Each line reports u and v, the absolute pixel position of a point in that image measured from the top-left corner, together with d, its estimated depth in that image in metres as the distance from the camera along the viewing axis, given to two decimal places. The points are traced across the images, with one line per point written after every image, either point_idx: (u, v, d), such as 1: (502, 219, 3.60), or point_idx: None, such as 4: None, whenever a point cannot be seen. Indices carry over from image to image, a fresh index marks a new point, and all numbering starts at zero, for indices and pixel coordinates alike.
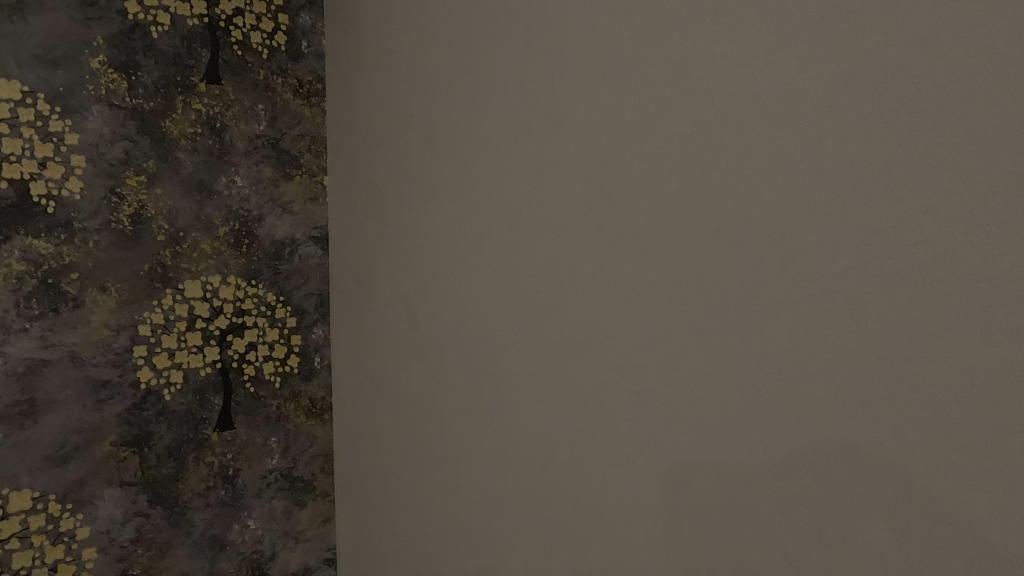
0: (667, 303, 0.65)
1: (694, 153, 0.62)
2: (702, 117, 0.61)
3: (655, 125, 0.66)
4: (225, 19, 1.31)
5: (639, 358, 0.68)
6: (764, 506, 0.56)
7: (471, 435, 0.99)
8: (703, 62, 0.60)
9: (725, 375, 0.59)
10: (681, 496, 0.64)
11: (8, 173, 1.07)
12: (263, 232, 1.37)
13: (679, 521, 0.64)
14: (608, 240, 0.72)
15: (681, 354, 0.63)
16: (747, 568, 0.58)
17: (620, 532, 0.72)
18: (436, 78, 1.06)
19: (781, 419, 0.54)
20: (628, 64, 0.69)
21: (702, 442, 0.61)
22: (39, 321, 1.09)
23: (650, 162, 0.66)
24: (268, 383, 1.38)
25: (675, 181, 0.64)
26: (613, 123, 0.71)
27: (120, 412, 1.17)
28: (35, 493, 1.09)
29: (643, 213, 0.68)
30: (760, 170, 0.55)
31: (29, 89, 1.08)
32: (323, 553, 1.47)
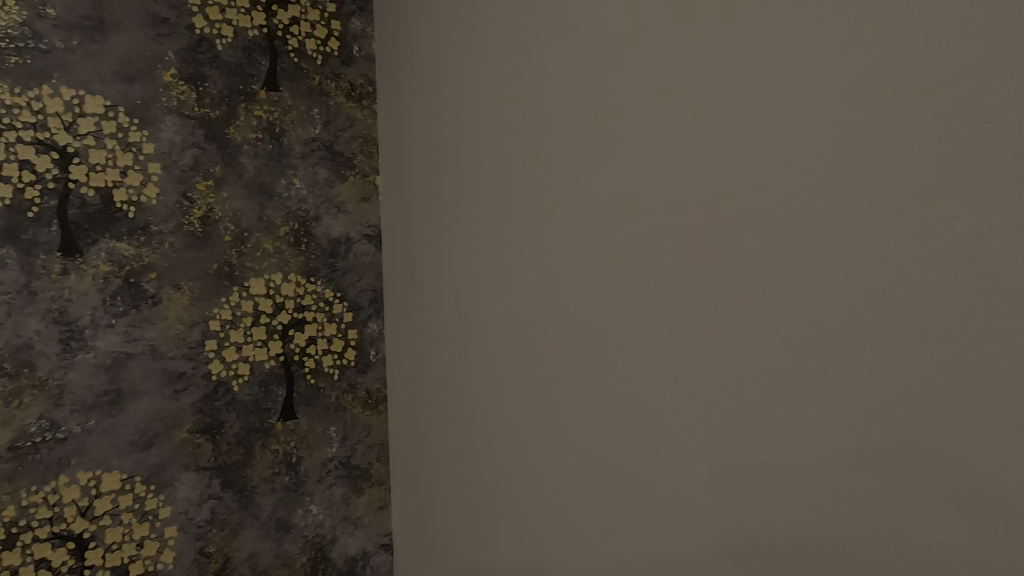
0: (718, 298, 0.64)
1: (732, 153, 0.62)
2: (740, 116, 0.61)
3: (702, 117, 0.65)
4: (282, 29, 1.38)
5: (689, 352, 0.68)
6: (809, 504, 0.56)
7: (522, 429, 1.00)
8: (748, 55, 0.60)
9: (776, 370, 0.58)
10: (738, 493, 0.63)
11: (94, 181, 1.16)
12: (320, 231, 1.43)
13: (724, 516, 0.65)
14: (657, 235, 0.72)
15: (732, 349, 0.63)
16: (795, 565, 0.57)
17: (675, 529, 0.71)
18: (482, 79, 1.08)
19: (836, 414, 0.53)
20: (671, 60, 0.69)
21: (746, 439, 0.62)
22: (123, 317, 1.19)
23: (699, 156, 0.66)
24: (327, 375, 1.44)
25: (714, 180, 0.64)
26: (661, 116, 0.71)
27: (195, 401, 1.26)
28: (123, 475, 1.19)
29: (692, 205, 0.67)
30: (800, 170, 0.55)
31: (110, 104, 1.17)
32: (380, 539, 1.53)
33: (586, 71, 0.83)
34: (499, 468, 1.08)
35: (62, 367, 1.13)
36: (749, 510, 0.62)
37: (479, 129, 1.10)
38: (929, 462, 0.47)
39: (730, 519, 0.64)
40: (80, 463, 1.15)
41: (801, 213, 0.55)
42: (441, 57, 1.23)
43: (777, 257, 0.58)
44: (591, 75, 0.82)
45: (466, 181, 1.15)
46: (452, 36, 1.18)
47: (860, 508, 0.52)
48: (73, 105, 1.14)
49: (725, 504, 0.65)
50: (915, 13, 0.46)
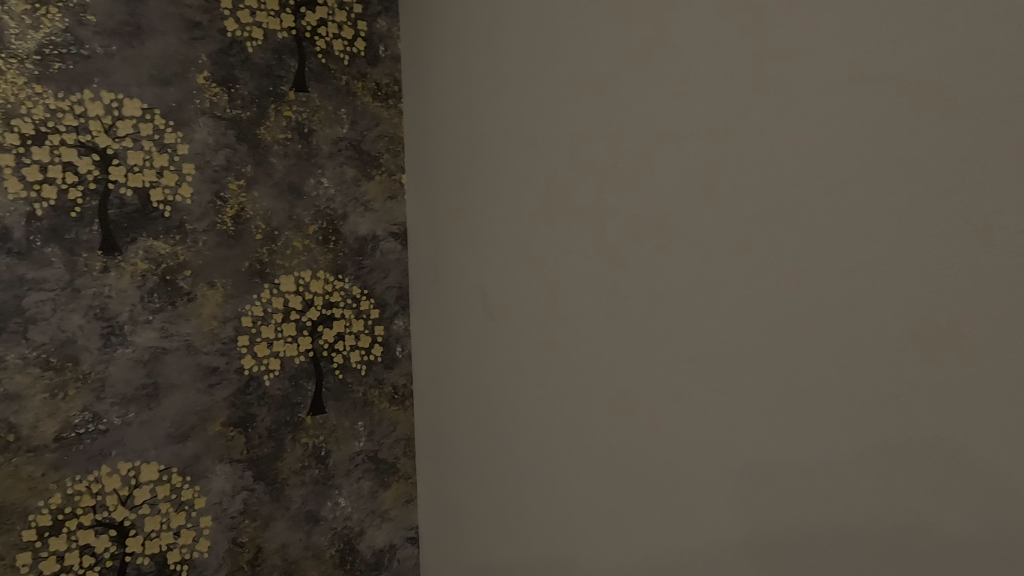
0: (753, 295, 0.64)
1: (762, 150, 0.62)
2: (770, 114, 0.61)
3: (735, 113, 0.65)
4: (310, 30, 1.40)
5: (721, 349, 0.67)
6: (844, 502, 0.56)
7: (549, 426, 1.01)
8: (779, 53, 0.60)
9: (808, 368, 0.58)
10: (774, 492, 0.62)
11: (132, 182, 1.20)
12: (348, 229, 1.45)
13: (755, 514, 0.65)
14: (688, 231, 0.72)
15: (768, 346, 0.62)
16: (828, 563, 0.57)
17: (707, 527, 0.71)
18: (507, 77, 1.09)
19: (879, 411, 0.52)
20: (699, 58, 0.69)
21: (777, 437, 0.61)
22: (160, 314, 1.23)
23: (732, 151, 0.65)
24: (355, 370, 1.47)
25: (744, 178, 0.64)
26: (692, 112, 0.70)
27: (228, 395, 1.30)
28: (160, 466, 1.23)
29: (725, 202, 0.67)
30: (833, 167, 0.55)
31: (147, 107, 1.21)
32: (407, 532, 1.54)
33: (613, 69, 0.83)
34: (525, 464, 1.08)
35: (103, 362, 1.17)
36: (781, 509, 0.62)
37: (504, 128, 1.10)
38: (978, 460, 0.46)
39: (763, 518, 0.64)
40: (120, 454, 1.19)
41: (840, 209, 0.55)
42: (466, 56, 1.24)
43: (816, 253, 0.57)
44: (619, 72, 0.82)
45: (492, 179, 1.16)
46: (478, 34, 1.19)
47: (901, 507, 0.51)
48: (113, 109, 1.18)
49: (760, 504, 0.64)
50: (963, 6, 0.46)
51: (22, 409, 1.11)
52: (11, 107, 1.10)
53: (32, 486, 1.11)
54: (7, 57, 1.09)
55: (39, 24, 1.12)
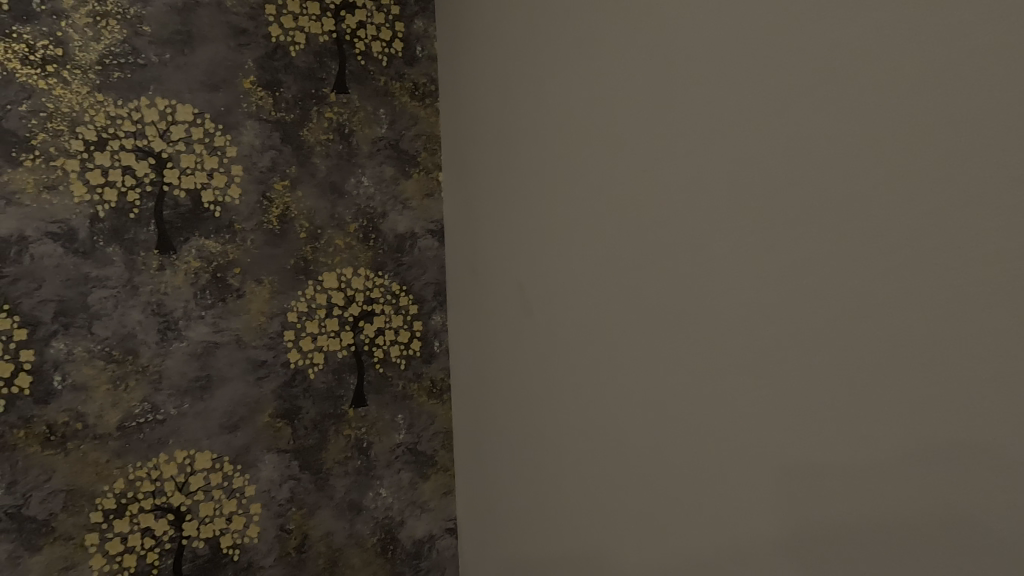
0: (811, 288, 0.64)
1: (816, 147, 0.63)
2: (824, 111, 0.62)
3: (791, 107, 0.65)
4: (350, 33, 1.44)
5: (777, 342, 0.68)
6: (902, 491, 0.57)
7: (587, 421, 1.02)
8: (832, 51, 0.61)
9: (865, 360, 0.59)
10: (833, 483, 0.63)
11: (185, 184, 1.26)
12: (387, 227, 1.49)
13: (807, 503, 0.66)
14: (740, 225, 0.72)
15: (827, 338, 0.63)
16: (885, 551, 0.59)
17: (758, 521, 0.71)
18: (544, 75, 1.10)
19: (952, 404, 0.53)
20: (747, 56, 0.70)
21: (831, 428, 0.63)
22: (212, 310, 1.29)
23: (784, 148, 0.66)
24: (395, 365, 1.50)
25: (796, 174, 0.65)
26: (743, 106, 0.71)
27: (275, 388, 1.35)
28: (214, 455, 1.29)
29: (781, 196, 0.67)
30: (889, 163, 0.56)
31: (198, 111, 1.27)
32: (445, 524, 1.57)
33: (655, 66, 0.84)
34: (563, 459, 1.09)
35: (161, 355, 1.24)
36: (833, 498, 0.63)
37: (540, 125, 1.11)
38: None
39: (820, 509, 0.64)
40: (177, 443, 1.25)
41: (908, 202, 0.55)
42: (501, 55, 1.25)
43: (881, 245, 0.57)
44: (665, 68, 0.82)
45: (529, 176, 1.17)
46: (513, 33, 1.20)
47: (963, 495, 0.53)
48: (167, 114, 1.24)
49: (816, 494, 0.65)
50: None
51: (88, 399, 1.18)
52: (76, 114, 1.17)
53: (99, 471, 1.18)
54: (72, 67, 1.16)
55: (100, 36, 1.18)
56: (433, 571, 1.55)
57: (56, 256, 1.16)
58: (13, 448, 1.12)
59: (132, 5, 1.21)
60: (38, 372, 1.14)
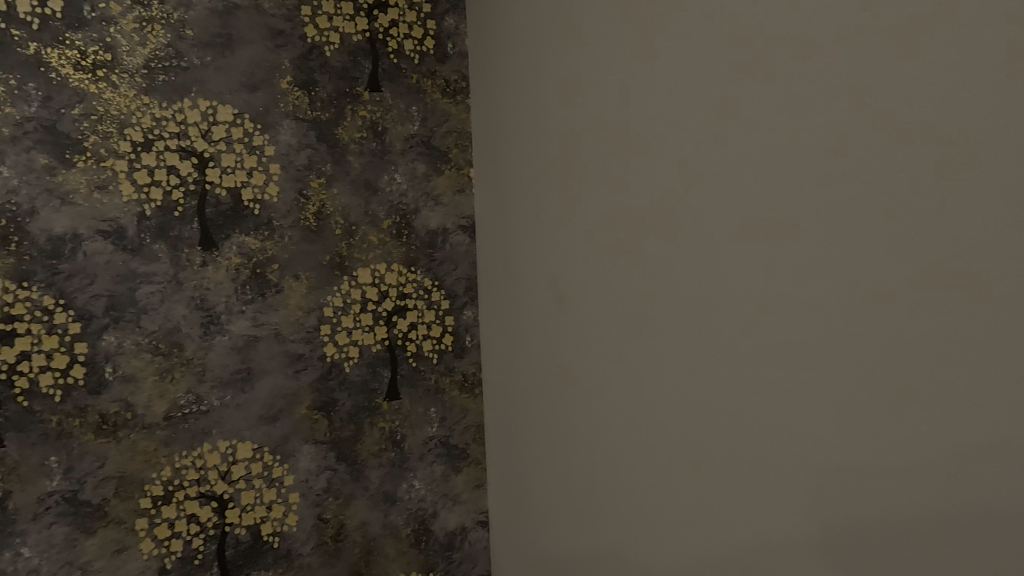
0: (863, 281, 0.64)
1: (863, 142, 0.63)
2: (870, 107, 0.62)
3: (840, 99, 0.65)
4: (383, 32, 1.46)
5: (827, 334, 0.68)
6: (952, 482, 0.58)
7: (622, 414, 1.02)
8: (880, 47, 0.61)
9: (916, 353, 0.60)
10: (889, 476, 0.63)
11: (226, 182, 1.30)
12: (419, 223, 1.51)
13: (853, 494, 0.67)
14: (788, 219, 0.72)
15: (881, 330, 0.63)
16: (935, 541, 0.59)
17: (809, 513, 0.72)
18: (580, 70, 1.10)
19: (1004, 397, 0.53)
20: (792, 53, 0.71)
21: (880, 421, 0.63)
22: (252, 304, 1.33)
23: (831, 143, 0.67)
24: (428, 359, 1.52)
25: (843, 168, 0.65)
26: (788, 102, 0.72)
27: (312, 380, 1.38)
28: (254, 445, 1.33)
29: (830, 188, 0.67)
30: (939, 158, 0.57)
31: (238, 112, 1.31)
32: (477, 516, 1.58)
33: (697, 62, 0.85)
34: (597, 453, 1.09)
35: (204, 348, 1.28)
36: (881, 489, 0.64)
37: (576, 121, 1.12)
38: None
39: (875, 502, 0.64)
40: (220, 433, 1.30)
41: (963, 194, 0.55)
42: (534, 51, 1.26)
43: (933, 240, 0.58)
44: (708, 62, 0.83)
45: (562, 172, 1.17)
46: (546, 29, 1.20)
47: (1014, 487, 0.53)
48: (208, 115, 1.28)
49: (864, 485, 0.65)
50: None
51: (137, 390, 1.23)
52: (124, 117, 1.21)
53: (147, 459, 1.23)
54: (120, 71, 1.21)
55: (145, 41, 1.23)
56: (465, 563, 1.57)
57: (106, 253, 1.21)
58: (69, 435, 1.18)
59: (175, 10, 1.25)
60: (90, 363, 1.19)
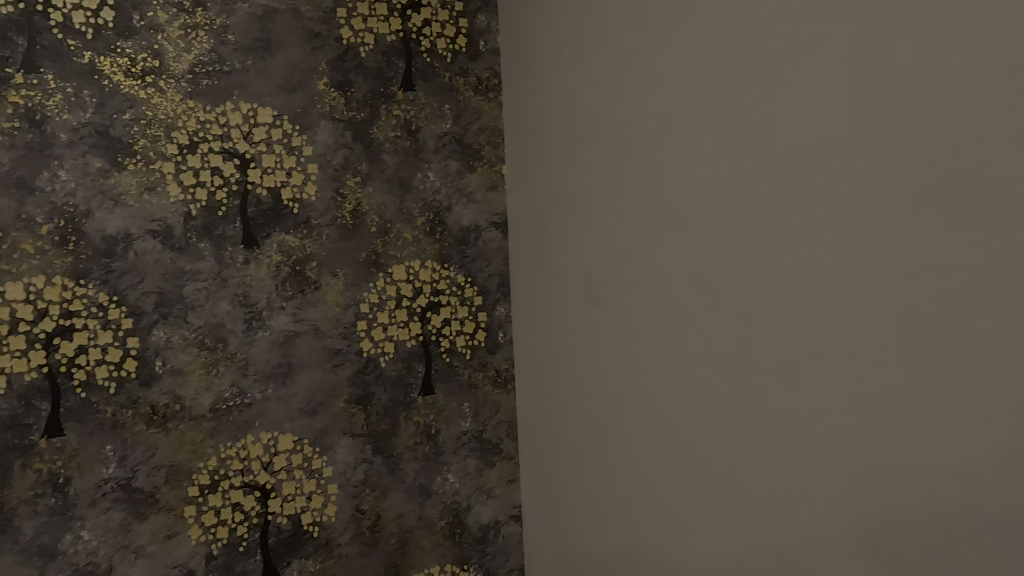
0: (913, 275, 0.62)
1: (908, 136, 0.62)
2: (917, 100, 0.61)
3: (884, 92, 0.64)
4: (416, 32, 1.48)
5: (872, 331, 0.66)
6: (999, 484, 0.56)
7: (656, 411, 1.02)
8: (928, 39, 0.60)
9: (964, 352, 0.58)
10: (935, 477, 0.61)
11: (267, 183, 1.34)
12: (452, 220, 1.52)
13: (893, 495, 0.65)
14: (830, 212, 0.70)
15: (931, 326, 0.61)
16: (980, 543, 0.58)
17: (852, 512, 0.70)
18: (612, 65, 1.10)
19: None
20: (832, 45, 0.69)
21: (924, 421, 0.62)
22: (292, 301, 1.37)
23: (874, 136, 0.65)
24: (461, 354, 1.54)
25: (886, 162, 0.64)
26: (828, 96, 0.70)
27: (350, 375, 1.42)
28: (295, 438, 1.37)
29: (877, 180, 0.65)
30: (992, 153, 0.55)
31: (277, 113, 1.34)
32: (510, 510, 1.60)
33: (732, 56, 0.83)
34: (630, 449, 1.09)
35: (246, 343, 1.33)
36: (924, 489, 0.62)
37: (608, 115, 1.11)
38: None
39: (922, 501, 0.63)
40: (262, 425, 1.34)
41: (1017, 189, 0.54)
42: (565, 47, 1.25)
43: (983, 236, 0.56)
44: (744, 55, 0.82)
45: (595, 168, 1.17)
46: (578, 24, 1.20)
47: None
48: (249, 117, 1.32)
49: (905, 485, 0.64)
50: None
51: (185, 383, 1.28)
52: (171, 121, 1.26)
53: (194, 449, 1.29)
54: (167, 77, 1.26)
55: (190, 47, 1.27)
56: (499, 556, 1.59)
57: (156, 252, 1.26)
58: (122, 426, 1.23)
59: (218, 16, 1.30)
60: (142, 358, 1.25)
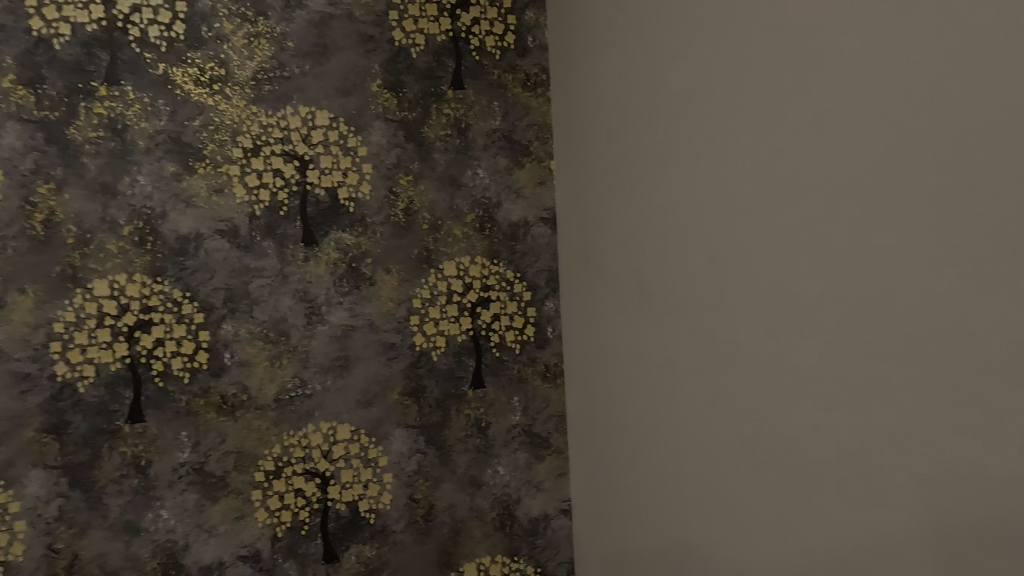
0: (986, 270, 0.59)
1: (973, 126, 0.59)
2: (982, 88, 0.58)
3: (947, 80, 0.61)
4: (465, 31, 1.50)
5: (944, 327, 0.63)
6: None
7: (708, 408, 1.00)
8: (993, 23, 0.57)
9: None
10: (999, 485, 0.58)
11: (324, 183, 1.39)
12: (501, 216, 1.54)
13: (953, 501, 0.63)
14: (896, 203, 0.67)
15: (1003, 324, 0.57)
16: None
17: (917, 518, 0.67)
18: (663, 57, 1.08)
19: None
20: (891, 32, 0.67)
21: (988, 425, 0.59)
22: (349, 296, 1.42)
23: (936, 128, 0.62)
24: (510, 349, 1.56)
25: (950, 155, 0.61)
26: (886, 85, 0.67)
27: (403, 368, 1.46)
28: (352, 428, 1.43)
29: (947, 171, 0.61)
30: None
31: (333, 116, 1.40)
32: (560, 504, 1.60)
33: (785, 45, 0.81)
34: (683, 446, 1.08)
35: (307, 336, 1.39)
36: (987, 497, 0.59)
37: (660, 108, 1.10)
38: None
39: (996, 507, 0.59)
40: (322, 415, 1.40)
41: None
42: (614, 41, 1.25)
43: None
44: (797, 44, 0.79)
45: (646, 162, 1.15)
46: (628, 17, 1.18)
47: None
48: (308, 120, 1.38)
49: (968, 492, 0.61)
50: None
51: (251, 374, 1.35)
52: (236, 126, 1.33)
53: (261, 437, 1.36)
54: (232, 84, 1.33)
55: (253, 55, 1.34)
56: (549, 549, 1.60)
57: (224, 250, 1.33)
58: (196, 414, 1.32)
59: (278, 24, 1.36)
60: (212, 350, 1.33)
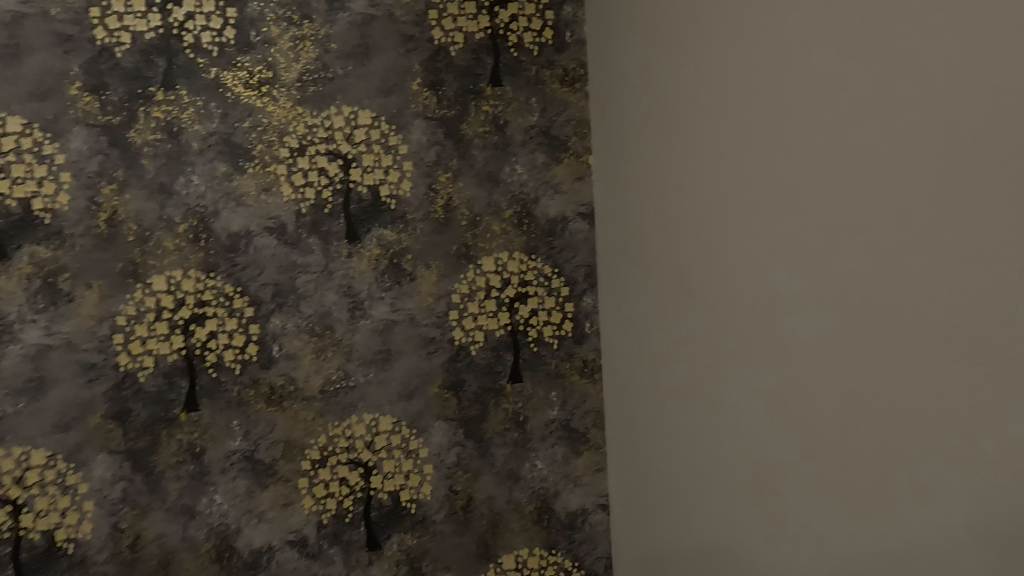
0: None
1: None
2: None
3: (999, 65, 0.58)
4: (503, 28, 1.51)
5: (996, 323, 0.60)
6: None
7: (750, 404, 0.99)
8: None
9: None
10: None
11: (367, 181, 1.43)
12: (539, 212, 1.54)
13: (1003, 504, 0.60)
14: (948, 193, 0.64)
15: None
16: None
17: (966, 521, 0.64)
18: (704, 49, 1.06)
19: None
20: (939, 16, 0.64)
21: None
22: (390, 291, 1.45)
23: (987, 115, 0.60)
24: (548, 344, 1.56)
25: (1002, 144, 0.58)
26: (935, 72, 0.65)
27: (443, 362, 1.49)
28: (394, 419, 1.46)
29: (999, 160, 0.59)
30: None
31: (375, 115, 1.43)
32: (597, 499, 1.60)
33: (829, 32, 0.78)
34: (724, 444, 1.06)
35: (351, 330, 1.43)
36: None
37: (701, 101, 1.08)
38: None
39: None
40: (365, 407, 1.44)
41: None
42: (653, 33, 1.23)
43: None
44: (842, 32, 0.77)
45: (686, 156, 1.14)
46: (669, 8, 1.17)
47: None
48: (351, 120, 1.42)
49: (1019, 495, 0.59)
50: None
51: (298, 366, 1.40)
52: (283, 127, 1.38)
53: (307, 427, 1.41)
54: (279, 86, 1.38)
55: (299, 57, 1.38)
56: (586, 543, 1.60)
57: (272, 247, 1.39)
58: (246, 404, 1.38)
59: (323, 26, 1.40)
60: (262, 343, 1.38)
